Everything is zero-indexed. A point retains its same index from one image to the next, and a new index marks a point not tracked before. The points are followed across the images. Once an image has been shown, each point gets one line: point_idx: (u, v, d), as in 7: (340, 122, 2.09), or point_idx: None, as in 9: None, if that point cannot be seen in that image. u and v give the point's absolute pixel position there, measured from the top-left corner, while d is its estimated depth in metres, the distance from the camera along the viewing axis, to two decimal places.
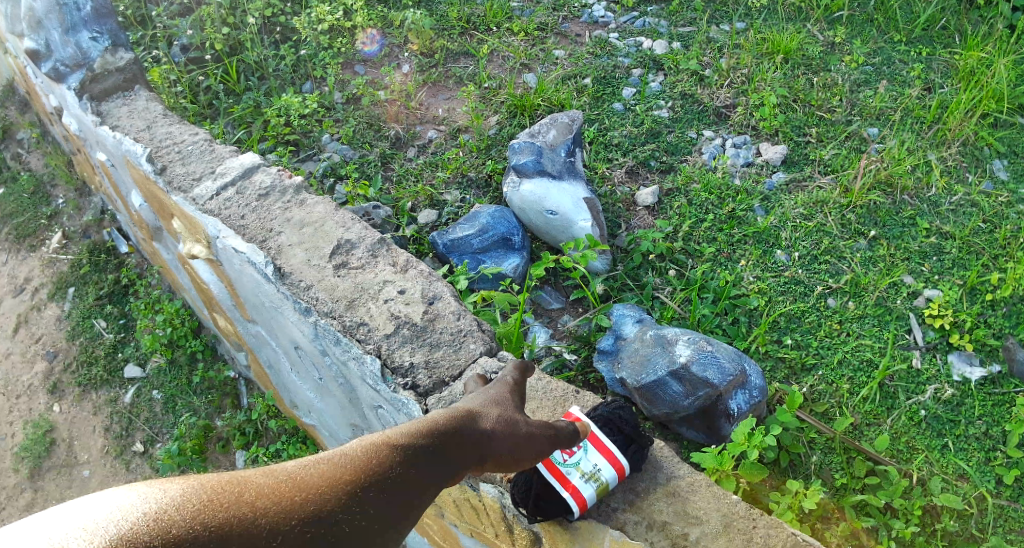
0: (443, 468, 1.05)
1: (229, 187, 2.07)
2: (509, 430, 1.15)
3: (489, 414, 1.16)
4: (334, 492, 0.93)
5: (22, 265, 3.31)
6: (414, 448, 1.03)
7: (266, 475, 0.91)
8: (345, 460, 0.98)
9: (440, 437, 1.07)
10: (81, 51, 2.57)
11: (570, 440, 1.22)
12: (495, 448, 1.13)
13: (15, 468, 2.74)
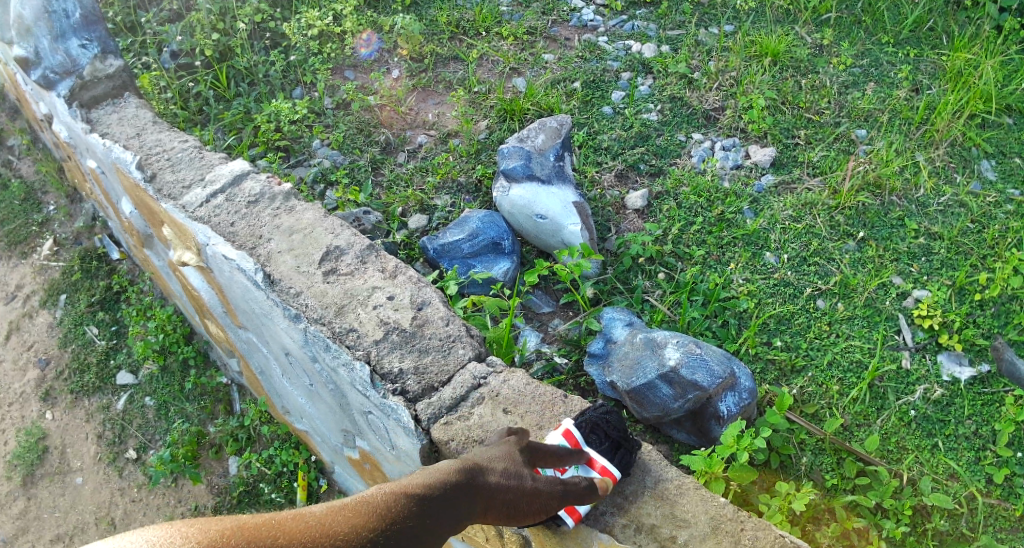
0: (448, 521, 1.07)
1: (218, 194, 2.07)
2: (515, 486, 1.16)
3: (498, 467, 1.17)
4: (354, 539, 0.95)
5: (13, 273, 3.30)
6: (422, 497, 1.05)
7: (298, 516, 0.93)
8: (363, 505, 1.00)
9: (447, 488, 1.09)
10: (71, 59, 2.56)
11: (580, 495, 1.20)
12: (499, 503, 1.14)
13: (8, 476, 2.72)
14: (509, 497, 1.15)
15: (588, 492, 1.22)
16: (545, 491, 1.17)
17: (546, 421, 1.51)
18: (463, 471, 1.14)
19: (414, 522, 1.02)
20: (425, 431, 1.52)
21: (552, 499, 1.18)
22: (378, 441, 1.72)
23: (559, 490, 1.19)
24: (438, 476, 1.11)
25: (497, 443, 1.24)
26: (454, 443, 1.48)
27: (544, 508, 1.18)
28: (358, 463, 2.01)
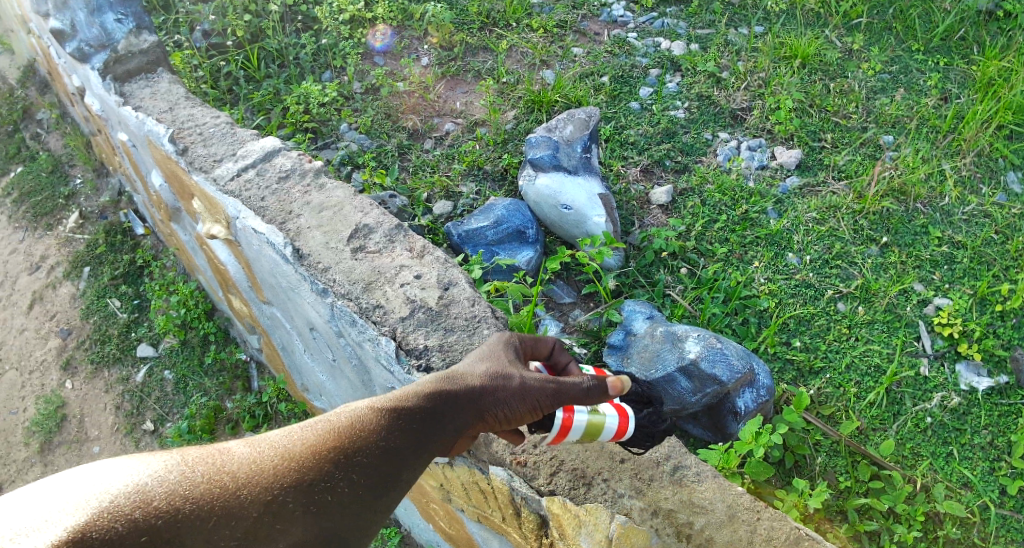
0: (439, 431, 1.18)
1: (250, 168, 2.11)
2: (501, 386, 1.22)
3: (483, 370, 1.25)
4: (320, 463, 1.08)
5: (39, 244, 3.39)
6: (397, 409, 1.17)
7: (273, 447, 1.10)
8: (337, 426, 1.14)
9: (425, 397, 1.20)
10: (106, 33, 2.62)
11: (575, 396, 1.21)
12: (488, 405, 1.21)
13: (27, 442, 2.79)
14: (496, 397, 1.21)
15: (584, 394, 1.22)
16: (533, 388, 1.21)
17: None
18: (445, 383, 1.23)
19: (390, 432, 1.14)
20: None
21: (543, 395, 1.21)
22: None
23: (548, 388, 1.22)
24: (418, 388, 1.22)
25: (494, 348, 1.31)
26: None
27: (540, 407, 1.22)
28: None
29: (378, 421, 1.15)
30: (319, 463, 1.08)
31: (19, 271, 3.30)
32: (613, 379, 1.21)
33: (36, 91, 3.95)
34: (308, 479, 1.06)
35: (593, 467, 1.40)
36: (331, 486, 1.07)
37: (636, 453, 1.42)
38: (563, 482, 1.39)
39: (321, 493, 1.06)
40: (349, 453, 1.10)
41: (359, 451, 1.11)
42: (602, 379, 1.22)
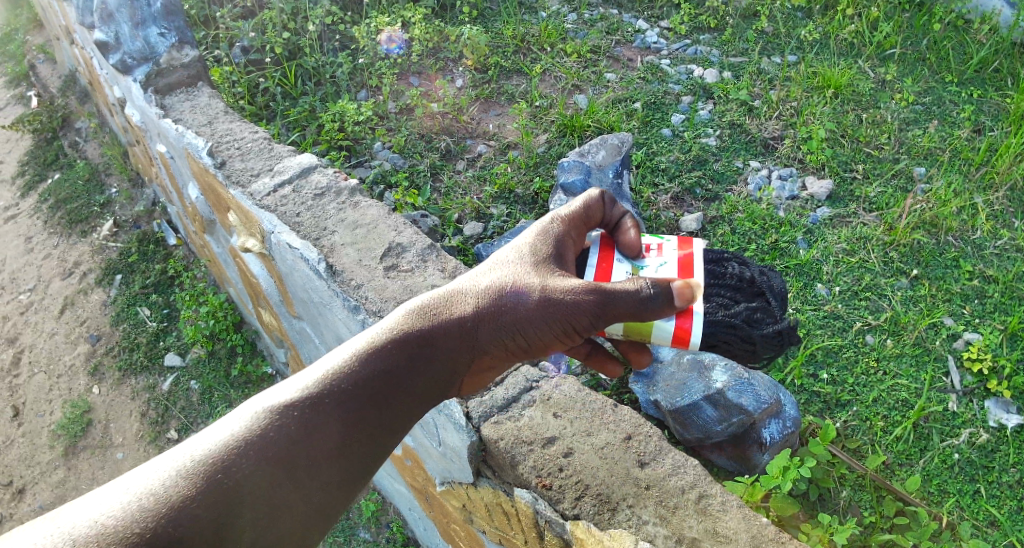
0: (437, 367, 1.22)
1: (286, 185, 2.17)
2: (510, 309, 1.20)
3: (480, 296, 1.23)
4: (323, 412, 1.13)
5: (72, 250, 3.48)
6: (377, 355, 1.18)
7: (250, 411, 1.11)
8: (317, 380, 1.15)
9: (411, 338, 1.20)
10: (149, 46, 2.69)
11: (625, 306, 1.14)
12: (492, 334, 1.22)
13: (52, 444, 2.84)
14: (503, 325, 1.21)
15: (642, 306, 1.13)
16: (551, 307, 1.18)
17: (595, 429, 1.49)
18: (440, 317, 1.22)
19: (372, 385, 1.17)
20: (476, 428, 1.54)
21: (568, 311, 1.17)
22: (425, 438, 1.76)
23: (575, 305, 1.16)
24: (402, 325, 1.22)
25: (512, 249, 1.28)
26: (503, 442, 1.49)
27: (571, 325, 1.18)
28: (399, 460, 2.06)
29: (358, 372, 1.17)
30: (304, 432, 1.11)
31: (53, 277, 3.40)
32: (679, 286, 1.12)
33: (78, 101, 4.08)
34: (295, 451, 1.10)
35: (617, 493, 1.38)
36: (320, 452, 1.12)
37: (662, 480, 1.40)
38: (588, 507, 1.37)
39: (310, 462, 1.11)
40: (331, 414, 1.14)
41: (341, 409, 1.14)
42: (662, 282, 1.13)
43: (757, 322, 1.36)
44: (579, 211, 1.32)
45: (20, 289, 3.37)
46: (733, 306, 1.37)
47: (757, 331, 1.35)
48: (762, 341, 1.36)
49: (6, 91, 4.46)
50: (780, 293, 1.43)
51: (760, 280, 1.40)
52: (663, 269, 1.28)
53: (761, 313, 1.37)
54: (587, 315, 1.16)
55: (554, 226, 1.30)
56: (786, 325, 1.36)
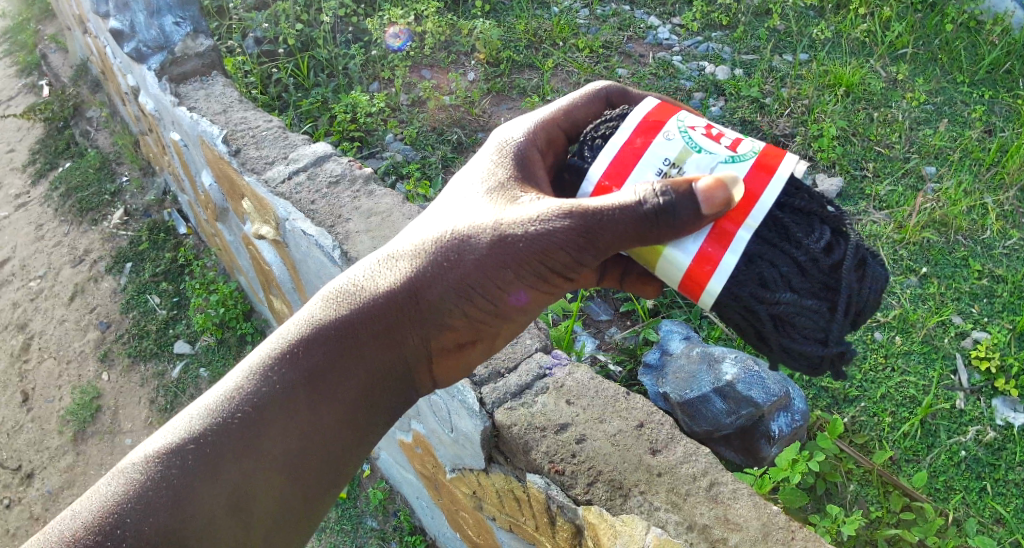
0: (384, 343, 1.20)
1: (301, 172, 2.19)
2: (457, 271, 1.14)
3: (405, 269, 1.19)
4: (263, 401, 1.13)
5: (83, 238, 3.51)
6: (297, 350, 1.16)
7: (192, 415, 1.12)
8: (252, 374, 1.15)
9: (335, 325, 1.17)
10: (164, 35, 2.72)
11: (612, 227, 1.03)
12: (439, 301, 1.17)
13: (61, 429, 2.87)
14: (450, 288, 1.15)
15: (649, 219, 1.01)
16: (506, 250, 1.11)
17: (608, 416, 1.51)
18: (374, 295, 1.19)
19: (297, 384, 1.15)
20: (489, 414, 1.57)
21: (535, 248, 1.09)
22: (438, 425, 1.78)
23: (546, 235, 1.07)
24: (317, 317, 1.19)
25: (462, 193, 1.23)
26: (516, 428, 1.52)
27: (542, 261, 1.10)
28: (409, 448, 2.08)
29: (278, 372, 1.15)
30: (231, 441, 1.10)
31: (63, 264, 3.43)
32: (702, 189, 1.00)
33: (89, 90, 4.10)
34: (229, 462, 1.09)
35: (629, 479, 1.40)
36: (266, 444, 1.12)
37: (673, 468, 1.41)
38: (600, 492, 1.39)
39: (250, 469, 1.11)
40: (257, 418, 1.12)
41: (267, 412, 1.13)
42: (682, 185, 1.00)
43: (794, 331, 1.08)
44: (535, 127, 1.26)
45: (31, 275, 3.41)
46: (779, 289, 1.06)
47: (782, 339, 1.10)
48: (779, 350, 1.12)
49: (19, 80, 4.50)
50: (863, 307, 1.09)
51: (844, 276, 1.06)
52: (733, 166, 1.07)
53: (807, 324, 1.07)
54: (565, 242, 1.06)
55: (506, 150, 1.24)
56: (830, 352, 1.08)
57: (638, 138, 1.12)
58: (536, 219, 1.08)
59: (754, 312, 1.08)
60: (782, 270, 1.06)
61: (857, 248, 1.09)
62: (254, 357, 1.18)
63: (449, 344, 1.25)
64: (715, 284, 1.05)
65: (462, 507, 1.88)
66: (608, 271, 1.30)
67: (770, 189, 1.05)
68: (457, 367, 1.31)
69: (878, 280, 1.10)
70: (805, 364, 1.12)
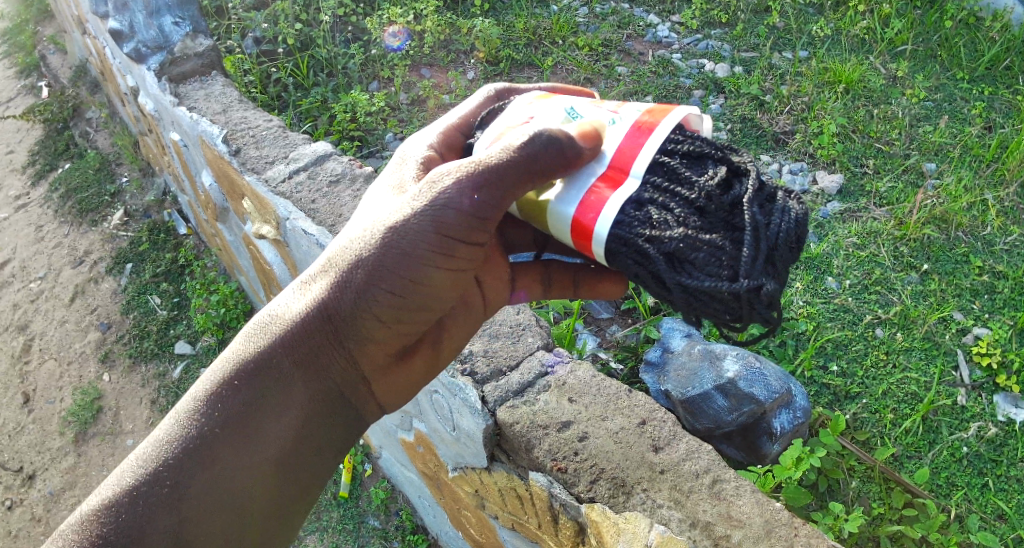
0: (315, 362, 1.16)
1: (302, 171, 2.19)
2: (379, 284, 1.09)
3: (321, 288, 1.14)
4: (194, 441, 1.08)
5: (83, 239, 3.52)
6: (221, 390, 1.11)
7: (124, 472, 1.08)
8: (180, 420, 1.10)
9: (259, 355, 1.13)
10: (163, 35, 2.73)
11: (495, 177, 1.03)
12: (369, 316, 1.13)
13: (63, 431, 2.86)
14: (376, 301, 1.11)
15: (522, 160, 1.03)
16: (407, 245, 1.07)
17: (610, 414, 1.51)
18: (297, 321, 1.14)
19: (224, 424, 1.10)
20: (492, 412, 1.57)
21: (436, 229, 1.06)
22: (439, 423, 1.78)
23: (438, 208, 1.05)
24: (240, 352, 1.14)
25: (372, 201, 1.23)
26: (518, 426, 1.52)
27: (452, 238, 1.07)
28: (411, 446, 2.08)
29: (204, 415, 1.10)
30: (164, 489, 1.05)
31: (63, 265, 3.43)
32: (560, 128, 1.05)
33: (88, 91, 4.10)
34: (167, 511, 1.05)
35: (632, 476, 1.40)
36: (205, 484, 1.08)
37: (676, 465, 1.41)
38: (603, 490, 1.39)
39: (191, 516, 1.07)
40: (189, 462, 1.07)
41: (198, 456, 1.08)
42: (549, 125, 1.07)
43: (692, 266, 1.04)
44: (438, 136, 1.29)
45: (31, 277, 3.41)
46: (671, 227, 1.05)
47: (682, 279, 1.04)
48: (684, 296, 1.06)
49: (17, 81, 4.50)
50: (775, 242, 1.05)
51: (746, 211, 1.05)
52: (613, 129, 1.14)
53: (709, 262, 1.04)
54: (461, 208, 1.05)
55: (407, 156, 1.26)
56: (736, 286, 1.02)
57: (523, 116, 1.20)
58: (423, 196, 1.06)
59: (645, 252, 1.05)
60: (676, 212, 1.07)
61: (759, 184, 1.09)
62: (181, 403, 1.14)
63: (385, 355, 1.21)
64: (601, 223, 1.06)
65: (464, 507, 1.88)
66: (554, 277, 1.34)
67: (652, 139, 1.11)
68: (403, 380, 1.27)
69: (788, 219, 1.05)
70: (721, 309, 1.06)
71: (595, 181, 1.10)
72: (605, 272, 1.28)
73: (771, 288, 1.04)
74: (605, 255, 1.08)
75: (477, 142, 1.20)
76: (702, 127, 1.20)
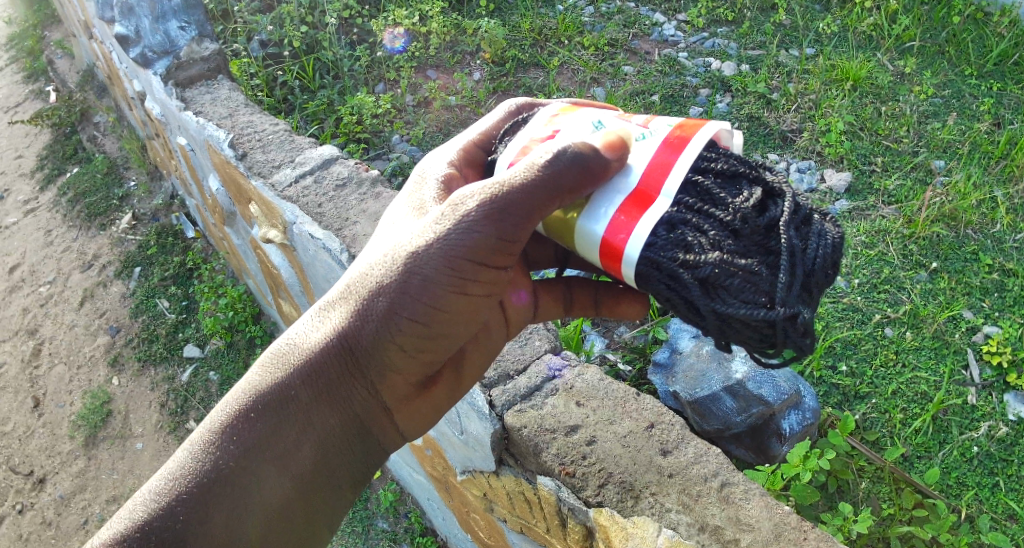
0: (333, 392, 1.16)
1: (308, 175, 2.19)
2: (399, 313, 1.09)
3: (340, 318, 1.14)
4: (210, 471, 1.08)
5: (92, 243, 3.54)
6: (239, 422, 1.11)
7: (138, 502, 1.08)
8: (195, 450, 1.10)
9: (276, 384, 1.13)
10: (170, 40, 2.72)
11: (519, 202, 1.02)
12: (388, 344, 1.13)
13: (72, 434, 2.88)
14: (396, 330, 1.11)
15: (548, 183, 1.02)
16: (432, 272, 1.06)
17: (618, 417, 1.51)
18: (315, 351, 1.14)
19: (242, 455, 1.10)
20: (499, 416, 1.57)
21: (458, 256, 1.05)
22: (448, 427, 1.77)
23: (464, 231, 1.04)
24: (255, 383, 1.14)
25: (392, 224, 1.23)
26: (526, 430, 1.51)
27: (474, 263, 1.06)
28: (419, 449, 2.08)
29: (221, 446, 1.10)
30: (180, 523, 1.05)
31: (72, 269, 3.45)
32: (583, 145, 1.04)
33: (96, 96, 4.13)
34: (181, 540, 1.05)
35: (641, 480, 1.39)
36: (220, 512, 1.08)
37: (685, 468, 1.41)
38: (611, 494, 1.39)
39: None
40: (205, 493, 1.07)
41: (214, 488, 1.08)
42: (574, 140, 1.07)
43: (729, 294, 1.02)
44: (457, 153, 1.29)
45: (41, 281, 3.43)
46: (707, 251, 1.02)
47: (716, 305, 1.03)
48: (716, 321, 1.05)
49: (25, 86, 4.52)
50: (811, 268, 1.04)
51: (785, 238, 1.03)
52: (642, 145, 1.12)
53: (745, 288, 1.02)
54: (484, 232, 1.04)
55: (427, 174, 1.26)
56: (775, 315, 1.01)
57: (548, 129, 1.19)
58: (447, 218, 1.06)
59: (679, 277, 1.03)
60: (711, 235, 1.04)
61: (794, 208, 1.07)
62: (196, 432, 1.13)
63: (403, 387, 1.20)
64: (633, 244, 1.04)
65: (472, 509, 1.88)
66: (576, 296, 1.33)
67: (683, 157, 1.09)
68: (420, 410, 1.27)
69: (823, 244, 1.06)
70: (753, 335, 1.06)
71: (625, 201, 1.08)
72: (627, 293, 1.30)
73: (805, 316, 1.05)
74: (635, 277, 1.06)
75: (500, 158, 1.19)
76: (731, 142, 1.18)
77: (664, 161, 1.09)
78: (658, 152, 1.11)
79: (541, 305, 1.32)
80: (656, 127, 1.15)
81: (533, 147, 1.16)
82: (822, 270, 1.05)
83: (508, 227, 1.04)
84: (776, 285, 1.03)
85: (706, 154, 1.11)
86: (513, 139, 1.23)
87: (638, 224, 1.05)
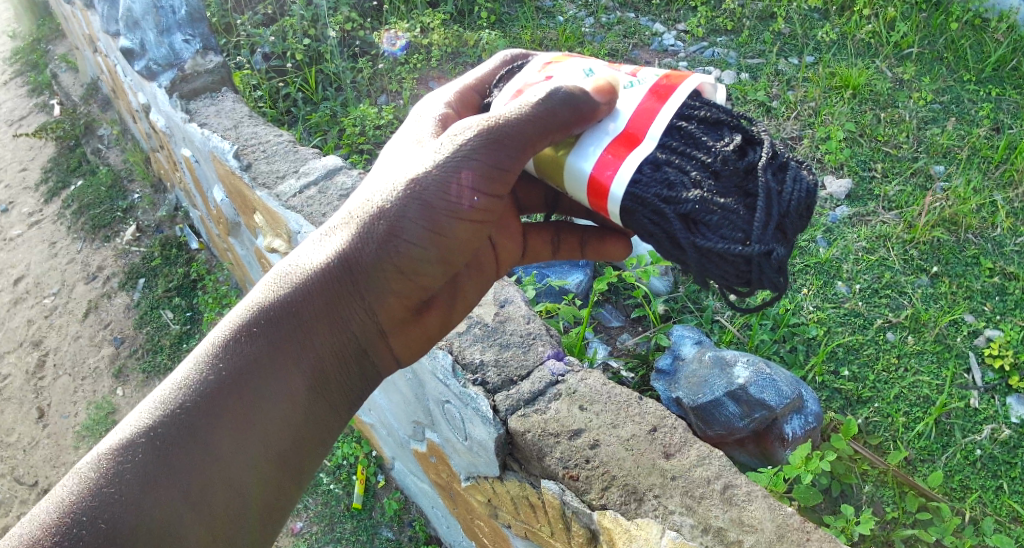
0: (335, 314, 1.17)
1: (312, 186, 2.22)
2: (399, 233, 1.12)
3: (341, 239, 1.17)
4: (215, 384, 1.08)
5: (96, 255, 3.56)
6: (243, 336, 1.12)
7: (140, 413, 1.06)
8: (197, 365, 1.10)
9: (279, 303, 1.15)
10: (174, 53, 2.75)
11: (511, 136, 1.08)
12: (386, 265, 1.15)
13: (77, 445, 2.89)
14: (395, 250, 1.14)
15: (540, 118, 1.09)
16: (433, 196, 1.10)
17: (621, 421, 1.52)
18: (318, 272, 1.16)
19: (246, 369, 1.10)
20: (503, 421, 1.58)
21: (460, 179, 1.10)
22: (452, 433, 1.79)
23: (461, 158, 1.09)
24: (259, 300, 1.15)
25: (392, 153, 1.24)
26: (530, 434, 1.52)
27: (471, 189, 1.10)
28: (423, 457, 2.09)
29: (224, 358, 1.10)
30: (182, 434, 1.04)
31: (76, 281, 3.47)
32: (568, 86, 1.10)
33: (99, 108, 4.17)
34: (184, 453, 1.03)
35: (644, 483, 1.40)
36: (224, 426, 1.07)
37: (687, 470, 1.42)
38: (615, 497, 1.40)
39: (208, 464, 1.05)
40: (210, 405, 1.07)
41: (217, 400, 1.07)
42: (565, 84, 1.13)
43: (709, 227, 1.06)
44: (454, 94, 1.31)
45: (45, 293, 3.45)
46: (688, 189, 1.07)
47: (696, 239, 1.06)
48: (696, 256, 1.07)
49: (30, 100, 4.57)
50: (786, 211, 1.09)
51: (761, 175, 1.09)
52: (630, 91, 1.17)
53: (723, 225, 1.06)
54: (482, 159, 1.09)
55: (424, 114, 1.27)
56: (752, 250, 1.04)
57: (542, 75, 1.23)
58: (446, 148, 1.11)
59: (663, 213, 1.07)
60: (694, 175, 1.08)
61: (772, 154, 1.12)
62: (199, 348, 1.13)
63: (399, 313, 1.23)
64: (617, 180, 1.09)
65: (477, 517, 1.88)
66: (564, 240, 1.43)
67: (667, 105, 1.14)
68: (414, 337, 1.30)
69: (799, 188, 1.11)
70: (731, 271, 1.08)
71: (612, 144, 1.12)
72: (612, 233, 1.39)
73: (780, 254, 1.07)
74: (619, 213, 1.11)
75: (496, 100, 1.24)
76: (714, 97, 1.23)
77: (649, 108, 1.14)
78: (644, 99, 1.15)
79: (531, 250, 1.42)
80: (646, 76, 1.20)
81: (526, 89, 1.20)
82: (795, 213, 1.09)
83: (504, 154, 1.09)
84: (754, 223, 1.06)
85: (692, 99, 1.17)
86: (508, 84, 1.28)
87: (619, 164, 1.10)
